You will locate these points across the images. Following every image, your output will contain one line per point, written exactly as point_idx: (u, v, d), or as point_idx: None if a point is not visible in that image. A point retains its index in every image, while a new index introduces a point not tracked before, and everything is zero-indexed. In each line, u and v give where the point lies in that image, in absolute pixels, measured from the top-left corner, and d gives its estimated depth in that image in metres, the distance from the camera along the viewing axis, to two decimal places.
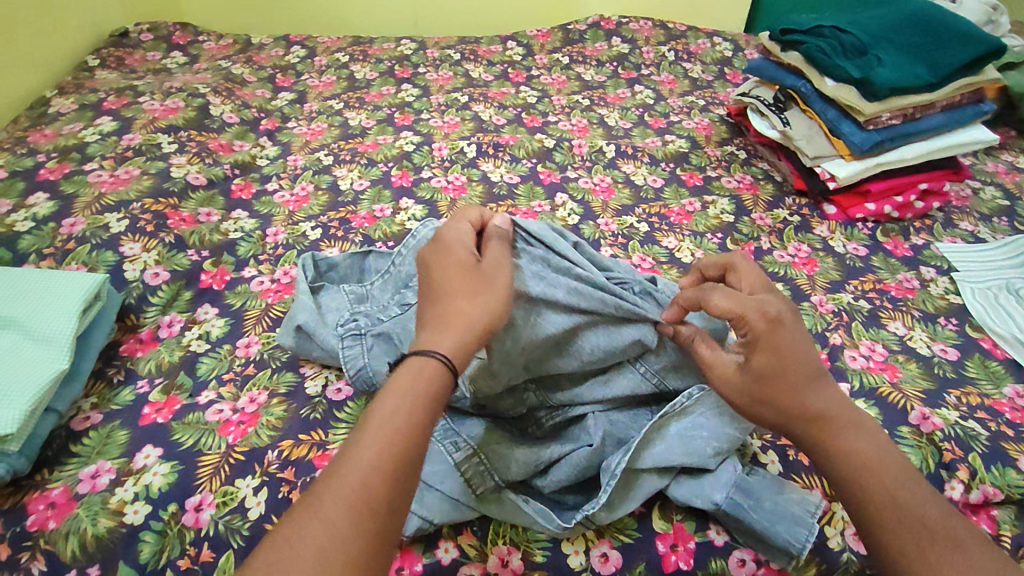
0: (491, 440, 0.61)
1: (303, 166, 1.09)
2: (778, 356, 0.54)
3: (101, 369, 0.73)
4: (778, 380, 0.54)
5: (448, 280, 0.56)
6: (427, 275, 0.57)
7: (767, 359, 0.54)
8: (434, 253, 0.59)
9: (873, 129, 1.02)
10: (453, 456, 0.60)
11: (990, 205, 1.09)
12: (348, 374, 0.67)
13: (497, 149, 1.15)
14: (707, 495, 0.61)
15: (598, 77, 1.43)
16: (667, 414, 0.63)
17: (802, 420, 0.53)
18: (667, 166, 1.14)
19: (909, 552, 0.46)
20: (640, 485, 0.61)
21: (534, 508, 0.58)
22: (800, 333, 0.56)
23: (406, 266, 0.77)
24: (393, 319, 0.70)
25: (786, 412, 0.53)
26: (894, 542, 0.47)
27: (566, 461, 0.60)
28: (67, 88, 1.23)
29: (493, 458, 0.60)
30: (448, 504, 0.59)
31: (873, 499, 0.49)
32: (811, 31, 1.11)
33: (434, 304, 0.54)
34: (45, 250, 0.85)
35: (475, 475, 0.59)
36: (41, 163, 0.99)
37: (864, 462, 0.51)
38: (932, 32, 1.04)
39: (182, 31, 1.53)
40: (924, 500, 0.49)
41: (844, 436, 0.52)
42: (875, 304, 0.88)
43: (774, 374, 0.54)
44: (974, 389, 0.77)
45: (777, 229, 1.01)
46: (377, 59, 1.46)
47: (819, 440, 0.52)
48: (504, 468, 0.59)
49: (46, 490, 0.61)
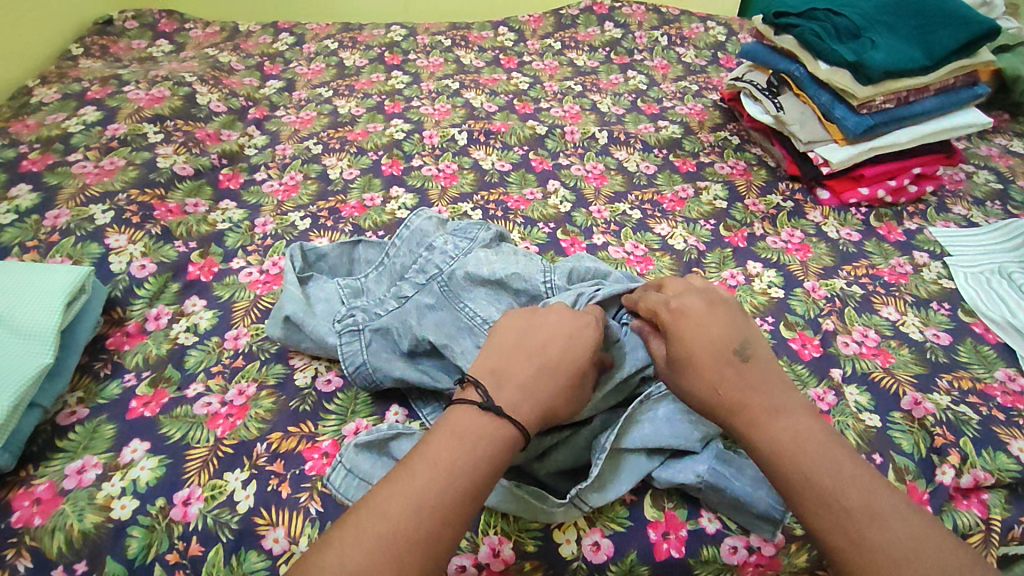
0: None
1: (292, 155, 1.08)
2: (694, 346, 0.57)
3: (88, 363, 0.73)
4: (714, 350, 0.56)
5: (563, 359, 0.57)
6: (554, 338, 0.58)
7: (696, 331, 0.57)
8: (581, 320, 0.60)
9: (866, 113, 1.01)
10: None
11: (984, 189, 1.09)
12: (348, 371, 0.67)
13: (488, 136, 1.14)
14: (690, 467, 0.61)
15: (591, 62, 1.42)
16: (653, 396, 0.64)
17: (730, 404, 0.54)
18: (659, 152, 1.13)
19: (834, 530, 0.47)
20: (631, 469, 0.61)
21: (526, 491, 0.58)
22: (721, 324, 0.58)
23: (401, 257, 0.77)
24: (391, 312, 0.69)
25: (714, 397, 0.55)
26: (818, 522, 0.48)
27: (561, 445, 0.61)
28: (50, 77, 1.20)
29: None
30: None
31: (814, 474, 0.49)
32: (804, 13, 1.09)
33: (540, 372, 0.55)
34: (29, 243, 0.84)
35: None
36: (24, 154, 0.98)
37: (793, 439, 0.51)
38: (928, 14, 1.03)
39: (168, 18, 1.50)
40: (850, 474, 0.49)
41: (766, 418, 0.53)
42: (868, 289, 0.87)
43: (691, 364, 0.56)
44: (966, 373, 0.77)
45: (770, 215, 1.00)
46: (367, 46, 1.44)
47: (751, 421, 0.53)
48: None
49: (31, 486, 0.60)
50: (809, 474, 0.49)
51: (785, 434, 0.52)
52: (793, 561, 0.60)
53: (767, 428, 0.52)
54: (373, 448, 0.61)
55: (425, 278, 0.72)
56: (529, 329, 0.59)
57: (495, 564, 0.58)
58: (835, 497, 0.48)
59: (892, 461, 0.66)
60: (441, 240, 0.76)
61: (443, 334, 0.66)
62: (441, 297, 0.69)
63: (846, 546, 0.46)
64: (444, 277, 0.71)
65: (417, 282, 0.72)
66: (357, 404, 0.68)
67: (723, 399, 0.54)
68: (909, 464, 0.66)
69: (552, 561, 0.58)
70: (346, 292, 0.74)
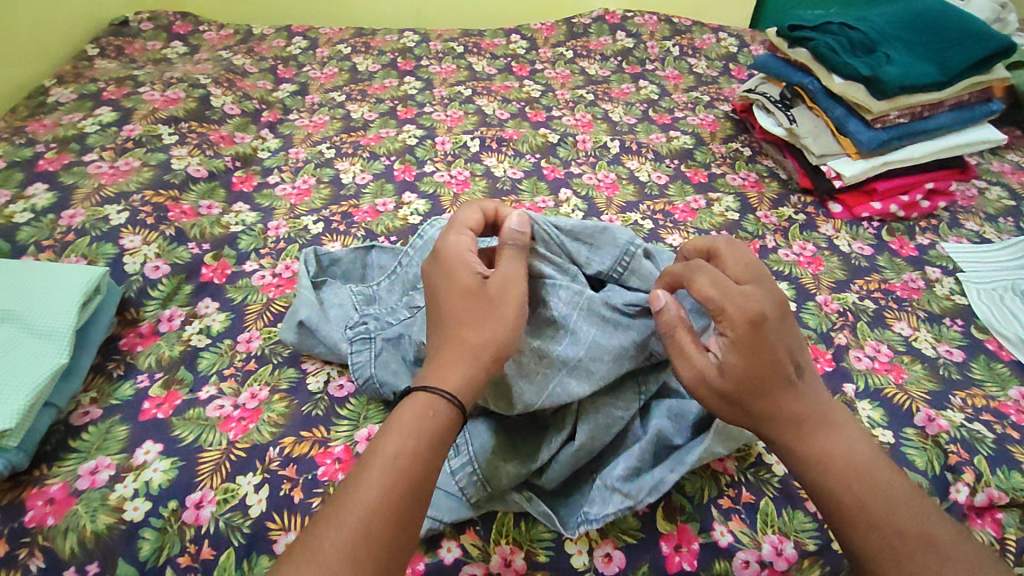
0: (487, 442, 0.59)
1: (305, 159, 1.08)
2: (758, 356, 0.52)
3: (101, 363, 0.73)
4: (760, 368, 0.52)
5: (455, 312, 0.56)
6: (448, 284, 0.58)
7: (742, 350, 0.52)
8: (451, 257, 0.59)
9: (880, 127, 1.02)
10: (451, 462, 0.59)
11: (997, 205, 1.08)
12: (355, 381, 0.67)
13: (500, 143, 1.14)
14: (678, 460, 0.59)
15: (603, 71, 1.42)
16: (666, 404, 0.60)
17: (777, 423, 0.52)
18: (671, 162, 1.13)
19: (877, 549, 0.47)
20: (647, 477, 0.59)
21: (539, 512, 0.58)
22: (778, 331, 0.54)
23: (414, 266, 0.76)
24: (401, 322, 0.69)
25: (766, 412, 0.52)
26: (870, 550, 0.48)
27: (558, 462, 0.59)
28: (66, 77, 1.21)
29: (486, 470, 0.58)
30: (453, 499, 0.59)
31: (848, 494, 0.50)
32: (819, 27, 1.10)
33: (450, 342, 0.55)
34: (44, 242, 0.84)
35: (467, 484, 0.58)
36: (40, 154, 0.98)
37: (837, 458, 0.51)
38: (942, 29, 1.03)
39: (182, 20, 1.51)
40: (878, 483, 0.50)
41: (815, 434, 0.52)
42: (880, 304, 0.87)
43: (757, 376, 0.52)
44: (980, 391, 0.76)
45: (782, 228, 1.00)
46: (380, 51, 1.45)
47: (802, 436, 0.52)
48: (496, 479, 0.58)
49: (45, 485, 0.60)
50: (860, 496, 0.49)
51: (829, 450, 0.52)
52: None
53: (812, 452, 0.51)
54: None
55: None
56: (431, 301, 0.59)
57: (506, 574, 0.58)
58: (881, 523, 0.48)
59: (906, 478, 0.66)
60: None
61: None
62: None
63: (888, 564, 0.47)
64: None
65: None
66: (370, 410, 0.68)
67: (780, 413, 0.52)
68: (922, 482, 0.66)
69: (563, 572, 0.58)
70: (358, 300, 0.74)
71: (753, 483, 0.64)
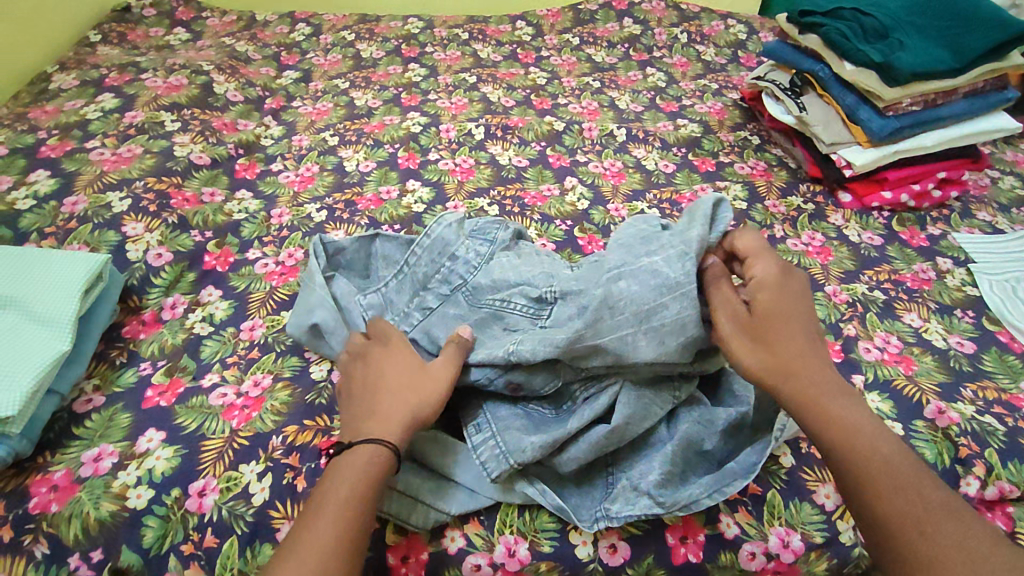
0: (512, 424, 0.60)
1: (308, 146, 1.07)
2: (772, 301, 0.56)
3: (104, 350, 0.72)
4: (783, 323, 0.55)
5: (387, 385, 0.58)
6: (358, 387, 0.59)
7: (766, 303, 0.56)
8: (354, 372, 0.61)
9: (891, 115, 1.00)
10: (472, 438, 0.60)
11: (1009, 195, 1.07)
12: None
13: (506, 131, 1.13)
14: (719, 488, 0.59)
15: (609, 58, 1.40)
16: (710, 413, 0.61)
17: (786, 377, 0.53)
18: (678, 150, 1.12)
19: (901, 518, 0.47)
20: (684, 492, 0.58)
21: (552, 503, 0.58)
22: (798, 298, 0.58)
23: (422, 265, 0.71)
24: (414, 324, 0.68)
25: (777, 361, 0.53)
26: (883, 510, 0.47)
27: (584, 439, 0.57)
28: (68, 64, 1.20)
29: (510, 443, 0.58)
30: (464, 491, 0.59)
31: (867, 462, 0.49)
32: (830, 12, 1.07)
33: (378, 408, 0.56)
34: (47, 229, 0.83)
35: (491, 458, 0.58)
36: (42, 140, 0.98)
37: (854, 420, 0.51)
38: (957, 15, 1.01)
39: (185, 7, 1.50)
40: (900, 457, 0.49)
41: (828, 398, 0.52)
42: (890, 295, 0.86)
43: (777, 320, 0.55)
44: (991, 384, 0.75)
45: (790, 217, 0.99)
46: (384, 38, 1.43)
47: (813, 391, 0.52)
48: (520, 451, 0.57)
49: (48, 472, 0.60)
50: (876, 461, 0.49)
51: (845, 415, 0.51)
52: (812, 569, 0.60)
53: (821, 409, 0.51)
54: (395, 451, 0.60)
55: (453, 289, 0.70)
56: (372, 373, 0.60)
57: (510, 564, 0.58)
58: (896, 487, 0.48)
59: None
60: (464, 247, 0.72)
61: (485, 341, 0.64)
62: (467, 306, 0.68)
63: (915, 535, 0.46)
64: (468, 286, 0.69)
65: (441, 291, 0.70)
66: None
67: (785, 366, 0.53)
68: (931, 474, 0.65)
69: (567, 562, 0.58)
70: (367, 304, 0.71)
71: (760, 474, 0.63)
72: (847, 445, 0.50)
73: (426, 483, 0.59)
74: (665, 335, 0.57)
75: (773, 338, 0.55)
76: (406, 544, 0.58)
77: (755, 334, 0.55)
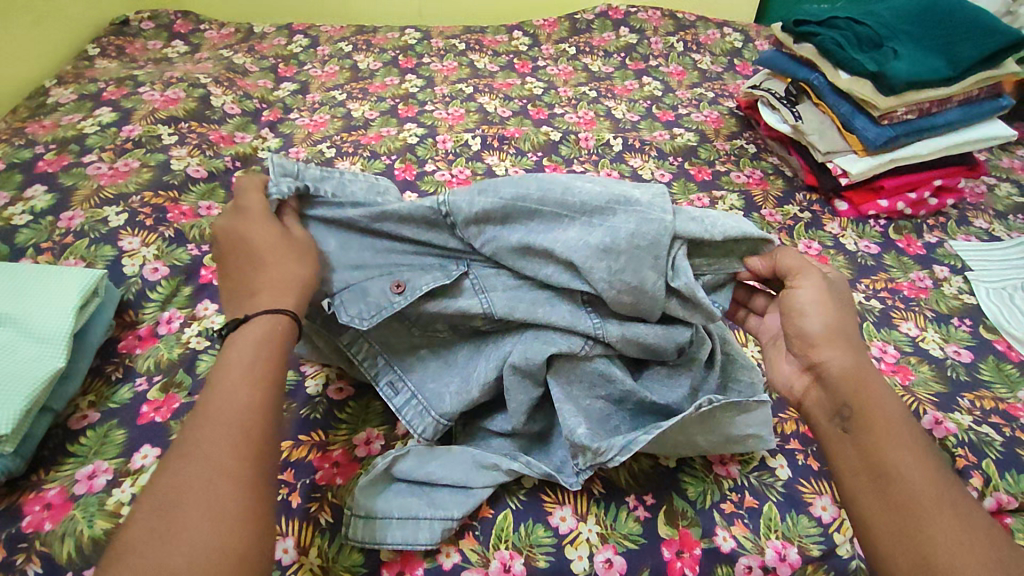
0: (430, 377, 0.63)
1: (305, 158, 1.08)
2: (844, 306, 0.58)
3: (100, 366, 0.72)
4: (850, 315, 0.58)
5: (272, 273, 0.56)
6: (230, 247, 0.58)
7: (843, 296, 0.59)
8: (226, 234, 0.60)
9: (887, 124, 1.00)
10: (394, 401, 0.63)
11: (1005, 202, 1.07)
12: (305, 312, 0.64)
13: (502, 142, 1.13)
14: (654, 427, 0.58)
15: (605, 68, 1.41)
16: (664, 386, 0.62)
17: (846, 354, 0.54)
18: (675, 160, 1.12)
19: (934, 500, 0.47)
20: (617, 437, 0.58)
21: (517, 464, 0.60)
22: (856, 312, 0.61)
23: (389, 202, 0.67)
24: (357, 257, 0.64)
25: (843, 342, 0.55)
26: (910, 486, 0.48)
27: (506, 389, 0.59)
28: (66, 78, 1.21)
29: (430, 397, 0.62)
30: (459, 492, 0.59)
31: (908, 444, 0.50)
32: (824, 22, 1.08)
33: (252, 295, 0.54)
34: (43, 244, 0.84)
35: (415, 417, 0.62)
36: (39, 155, 0.98)
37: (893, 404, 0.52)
38: (951, 24, 1.02)
39: (183, 19, 1.50)
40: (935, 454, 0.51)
41: (880, 386, 0.53)
42: (887, 304, 0.86)
43: (845, 316, 0.57)
44: (988, 393, 0.75)
45: (787, 226, 0.99)
46: (381, 49, 1.44)
47: (861, 375, 0.53)
48: (440, 403, 0.61)
49: (42, 490, 0.60)
50: (918, 448, 0.50)
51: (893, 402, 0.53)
52: None
53: (867, 392, 0.52)
54: (377, 483, 0.60)
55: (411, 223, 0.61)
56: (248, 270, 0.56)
57: None
58: (929, 472, 0.49)
59: None
60: None
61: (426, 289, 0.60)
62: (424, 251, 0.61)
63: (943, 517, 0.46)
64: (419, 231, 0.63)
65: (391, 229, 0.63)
66: (369, 413, 0.68)
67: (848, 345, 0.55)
68: None
69: None
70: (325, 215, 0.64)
71: (756, 487, 0.64)
72: (891, 423, 0.51)
73: (416, 500, 0.59)
74: (618, 274, 0.55)
75: (842, 321, 0.56)
76: (401, 560, 0.57)
77: (829, 309, 0.56)
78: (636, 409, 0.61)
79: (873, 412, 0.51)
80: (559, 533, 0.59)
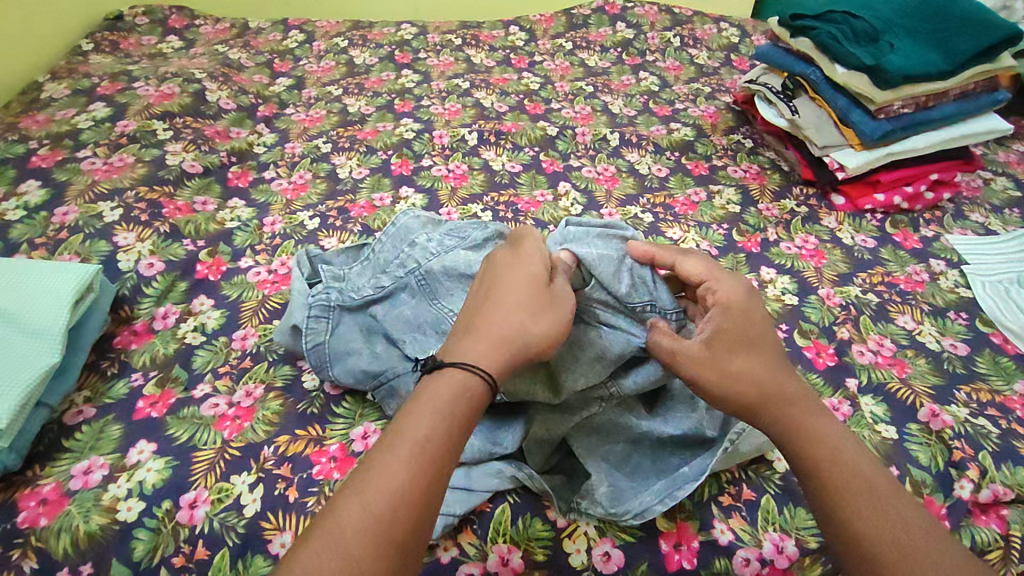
0: None
1: (301, 153, 1.07)
2: (737, 326, 0.57)
3: (95, 362, 0.72)
4: (753, 342, 0.56)
5: (511, 296, 0.56)
6: (488, 281, 0.59)
7: (734, 320, 0.57)
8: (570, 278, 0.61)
9: (884, 118, 1.00)
10: None
11: (1001, 196, 1.07)
12: (306, 348, 0.67)
13: (499, 136, 1.13)
14: (669, 492, 0.59)
15: (602, 63, 1.40)
16: (679, 415, 0.63)
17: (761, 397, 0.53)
18: (672, 154, 1.12)
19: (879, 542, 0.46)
20: (634, 502, 0.59)
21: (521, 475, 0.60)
22: (763, 316, 0.58)
23: (385, 252, 0.76)
24: (365, 300, 0.69)
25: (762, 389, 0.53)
26: (862, 533, 0.46)
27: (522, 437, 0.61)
28: (60, 73, 1.20)
29: None
30: (462, 491, 0.59)
31: (844, 479, 0.49)
32: (821, 16, 1.08)
33: (486, 328, 0.54)
34: (37, 239, 0.83)
35: None
36: (33, 151, 0.98)
37: (827, 441, 0.51)
38: (946, 18, 1.02)
39: (178, 14, 1.49)
40: (875, 474, 0.50)
41: (812, 420, 0.53)
42: (884, 297, 0.86)
43: (744, 350, 0.55)
44: (984, 386, 0.75)
45: (784, 220, 0.99)
46: (377, 44, 1.43)
47: (788, 424, 0.52)
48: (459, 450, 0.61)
49: (37, 486, 0.60)
50: (849, 480, 0.49)
51: (824, 430, 0.52)
52: None
53: (799, 436, 0.52)
54: None
55: (406, 272, 0.71)
56: (480, 297, 0.57)
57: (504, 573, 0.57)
58: (876, 514, 0.47)
59: (909, 474, 0.65)
60: (423, 238, 0.75)
61: (425, 350, 0.64)
62: (419, 294, 0.69)
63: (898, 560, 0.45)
64: (420, 271, 0.70)
65: (395, 274, 0.71)
66: (366, 408, 0.68)
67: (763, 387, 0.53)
68: (925, 478, 0.65)
69: (563, 570, 0.58)
70: (328, 275, 0.74)
71: (753, 479, 0.64)
72: (826, 462, 0.50)
73: None
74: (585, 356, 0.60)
75: (741, 364, 0.54)
76: None
77: (727, 354, 0.55)
78: (655, 445, 0.62)
79: (812, 454, 0.51)
80: (557, 526, 0.59)
